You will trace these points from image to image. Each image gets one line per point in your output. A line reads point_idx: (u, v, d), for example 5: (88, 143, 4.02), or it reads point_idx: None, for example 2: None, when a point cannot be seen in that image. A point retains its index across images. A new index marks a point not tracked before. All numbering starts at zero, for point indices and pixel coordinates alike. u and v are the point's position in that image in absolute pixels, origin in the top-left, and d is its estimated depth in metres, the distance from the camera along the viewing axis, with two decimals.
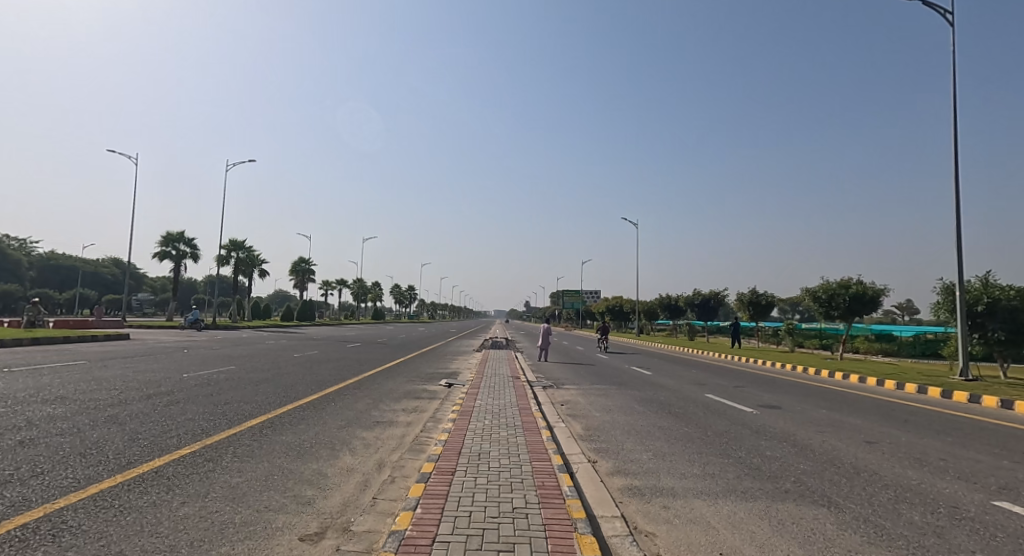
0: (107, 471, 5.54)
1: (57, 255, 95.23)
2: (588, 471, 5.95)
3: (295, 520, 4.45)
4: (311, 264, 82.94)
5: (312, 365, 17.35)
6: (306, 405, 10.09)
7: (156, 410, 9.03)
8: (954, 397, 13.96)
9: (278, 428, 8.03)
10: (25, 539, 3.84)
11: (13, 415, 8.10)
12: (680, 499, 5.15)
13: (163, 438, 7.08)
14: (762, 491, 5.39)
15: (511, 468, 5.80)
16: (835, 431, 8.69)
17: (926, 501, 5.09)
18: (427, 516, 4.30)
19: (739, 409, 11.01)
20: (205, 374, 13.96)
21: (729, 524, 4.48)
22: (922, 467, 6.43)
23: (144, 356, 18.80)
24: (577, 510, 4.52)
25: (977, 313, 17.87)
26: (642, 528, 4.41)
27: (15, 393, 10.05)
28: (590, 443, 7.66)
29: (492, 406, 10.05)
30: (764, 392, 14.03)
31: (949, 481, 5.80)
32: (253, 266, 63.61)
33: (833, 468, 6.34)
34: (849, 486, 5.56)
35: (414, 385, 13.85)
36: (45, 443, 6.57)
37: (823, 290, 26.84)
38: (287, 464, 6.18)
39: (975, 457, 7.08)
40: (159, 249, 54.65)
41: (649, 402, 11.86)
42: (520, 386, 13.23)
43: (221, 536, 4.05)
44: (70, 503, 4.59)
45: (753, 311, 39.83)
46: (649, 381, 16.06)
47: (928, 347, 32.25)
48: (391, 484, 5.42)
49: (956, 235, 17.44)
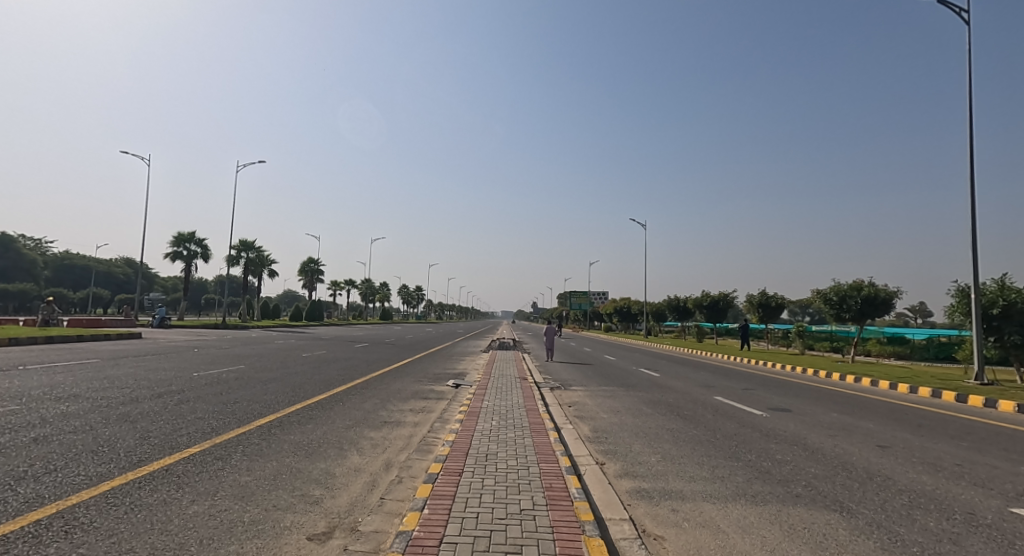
0: (119, 468, 5.57)
1: (74, 256, 96.68)
2: (596, 474, 5.89)
3: (304, 519, 4.45)
4: (320, 262, 83.35)
5: (320, 366, 17.36)
6: (315, 404, 10.17)
7: (167, 408, 9.11)
8: (968, 401, 13.73)
9: (288, 428, 8.04)
10: (38, 534, 3.87)
11: (27, 413, 8.14)
12: (689, 503, 5.08)
13: (173, 437, 7.10)
14: (773, 495, 5.33)
15: (520, 469, 5.78)
16: (847, 435, 8.58)
17: (941, 507, 5.01)
18: (434, 516, 4.28)
19: (750, 412, 10.88)
20: (215, 374, 13.97)
21: (739, 528, 4.43)
22: (937, 473, 6.33)
23: (155, 355, 18.92)
24: (585, 512, 4.48)
25: (993, 316, 17.64)
26: (651, 531, 4.37)
27: (29, 391, 10.10)
28: (598, 445, 7.60)
29: (500, 407, 9.99)
30: (774, 395, 13.90)
31: (965, 487, 5.71)
32: (264, 267, 63.81)
33: (845, 472, 6.28)
34: (861, 491, 5.50)
35: (422, 386, 13.81)
36: (57, 440, 6.63)
37: (834, 291, 26.56)
38: (295, 463, 6.18)
39: (992, 463, 6.95)
40: (171, 249, 55.04)
41: (657, 404, 11.78)
42: (527, 387, 13.18)
43: (231, 535, 4.04)
44: (83, 500, 4.62)
45: (763, 312, 39.44)
46: (657, 382, 15.94)
47: (942, 350, 31.99)
48: (398, 484, 5.40)
49: (971, 236, 17.23)
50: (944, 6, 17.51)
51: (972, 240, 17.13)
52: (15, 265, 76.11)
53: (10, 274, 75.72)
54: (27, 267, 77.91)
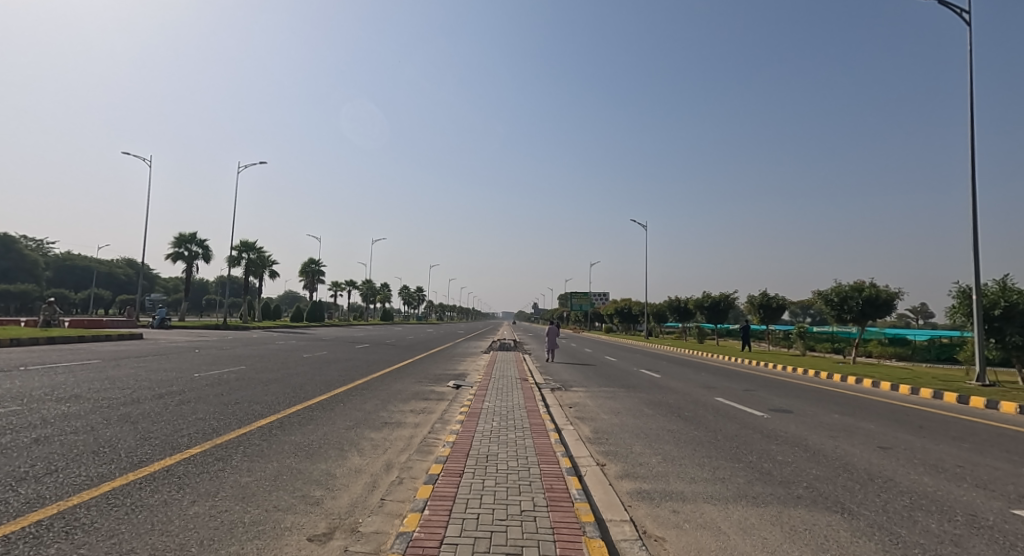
0: (120, 469, 5.56)
1: (75, 257, 96.82)
2: (597, 475, 5.88)
3: (304, 520, 4.44)
4: (321, 263, 83.41)
5: (321, 366, 17.35)
6: (316, 405, 10.17)
7: (168, 409, 9.12)
8: (970, 402, 13.71)
9: (288, 428, 8.04)
10: (38, 535, 3.87)
11: (28, 414, 8.16)
12: (690, 504, 5.08)
13: (173, 438, 7.09)
14: (774, 496, 5.33)
15: (520, 470, 5.78)
16: (848, 437, 8.56)
17: (943, 509, 5.00)
18: (434, 517, 4.27)
19: (751, 413, 10.87)
20: (216, 375, 13.96)
21: (740, 529, 4.42)
22: (938, 474, 6.32)
23: (156, 355, 18.94)
24: (585, 513, 4.47)
25: (994, 317, 17.62)
26: (651, 532, 4.37)
27: (30, 392, 10.11)
28: (599, 446, 7.59)
29: (501, 408, 9.98)
30: (775, 396, 13.87)
31: (966, 489, 5.69)
32: (265, 267, 63.84)
33: (846, 473, 6.28)
34: (863, 492, 5.48)
35: (422, 387, 13.80)
36: (58, 441, 6.63)
37: (835, 293, 26.51)
38: (296, 464, 6.17)
39: (994, 464, 6.94)
40: (172, 250, 55.09)
41: (658, 405, 11.77)
42: (529, 388, 13.13)
43: (231, 536, 4.04)
44: (84, 500, 4.62)
45: (765, 313, 39.42)
46: (657, 383, 15.93)
47: (944, 351, 32.00)
48: (399, 485, 5.40)
49: (972, 236, 17.21)
50: (945, 7, 17.52)
51: (973, 240, 17.12)
52: (17, 266, 76.19)
53: (11, 275, 75.83)
54: (28, 268, 78.01)
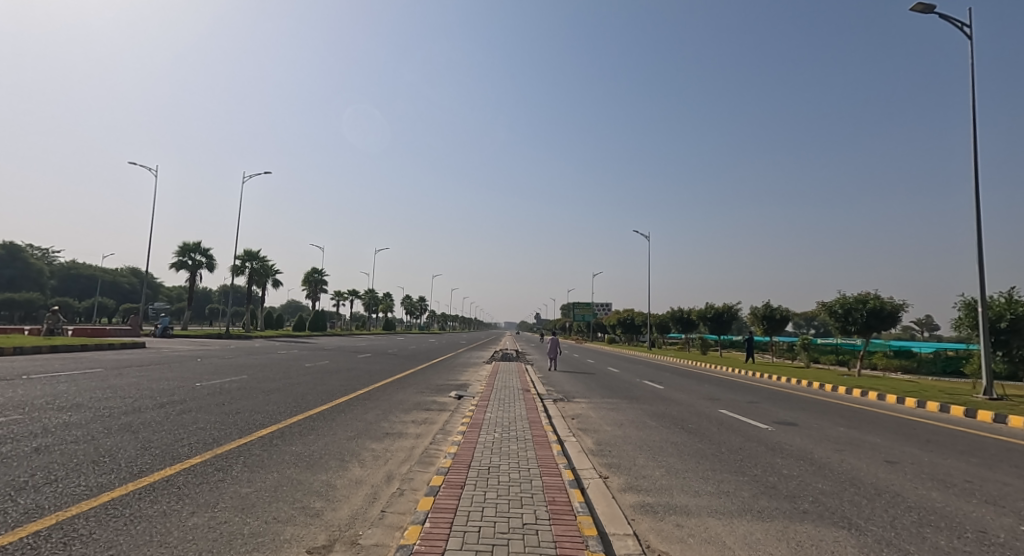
0: (119, 479, 5.52)
1: (81, 266, 97.29)
2: (599, 487, 5.81)
3: (304, 532, 4.39)
4: (324, 273, 83.48)
5: (322, 376, 17.32)
6: (317, 415, 10.09)
7: (169, 418, 9.07)
8: (977, 416, 13.58)
9: (288, 439, 7.99)
10: (36, 546, 3.81)
11: (30, 423, 8.14)
12: (694, 518, 5.00)
13: (174, 447, 7.06)
14: (780, 511, 5.26)
15: (522, 482, 5.72)
16: (855, 450, 8.46)
17: (952, 525, 4.91)
18: (435, 530, 4.21)
19: (755, 425, 10.77)
20: (217, 384, 13.91)
21: (745, 545, 4.35)
22: (948, 490, 6.23)
23: (158, 364, 18.86)
24: (588, 527, 4.40)
25: (1000, 330, 17.52)
26: (655, 547, 4.29)
27: (32, 401, 10.10)
28: (601, 458, 7.53)
29: (502, 419, 9.94)
30: (780, 408, 13.77)
31: (975, 505, 5.59)
32: (267, 277, 63.72)
33: (853, 488, 6.19)
34: (870, 507, 5.41)
35: (424, 397, 13.78)
36: (58, 450, 6.60)
37: (840, 304, 26.41)
38: (296, 475, 6.12)
39: (1003, 479, 6.85)
40: (177, 259, 55.12)
41: (661, 417, 11.67)
42: (529, 399, 13.05)
43: (230, 548, 3.99)
44: (82, 511, 4.56)
45: (767, 325, 39.31)
46: (660, 395, 15.84)
47: (949, 364, 31.93)
48: (399, 497, 5.35)
49: (977, 249, 17.15)
50: (946, 20, 17.61)
51: (978, 252, 17.07)
52: (21, 275, 76.29)
53: (17, 284, 76.09)
54: (35, 277, 78.33)
